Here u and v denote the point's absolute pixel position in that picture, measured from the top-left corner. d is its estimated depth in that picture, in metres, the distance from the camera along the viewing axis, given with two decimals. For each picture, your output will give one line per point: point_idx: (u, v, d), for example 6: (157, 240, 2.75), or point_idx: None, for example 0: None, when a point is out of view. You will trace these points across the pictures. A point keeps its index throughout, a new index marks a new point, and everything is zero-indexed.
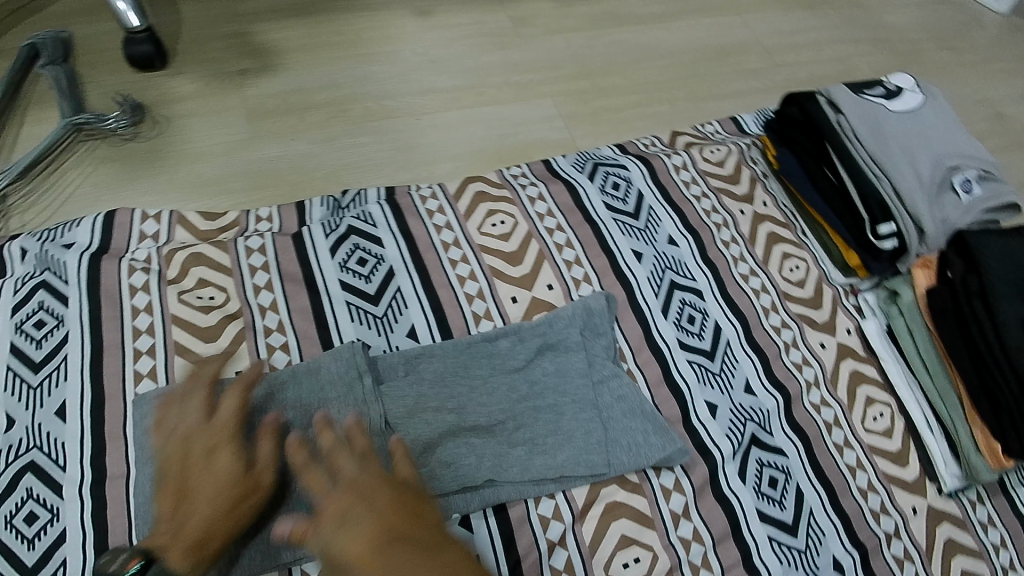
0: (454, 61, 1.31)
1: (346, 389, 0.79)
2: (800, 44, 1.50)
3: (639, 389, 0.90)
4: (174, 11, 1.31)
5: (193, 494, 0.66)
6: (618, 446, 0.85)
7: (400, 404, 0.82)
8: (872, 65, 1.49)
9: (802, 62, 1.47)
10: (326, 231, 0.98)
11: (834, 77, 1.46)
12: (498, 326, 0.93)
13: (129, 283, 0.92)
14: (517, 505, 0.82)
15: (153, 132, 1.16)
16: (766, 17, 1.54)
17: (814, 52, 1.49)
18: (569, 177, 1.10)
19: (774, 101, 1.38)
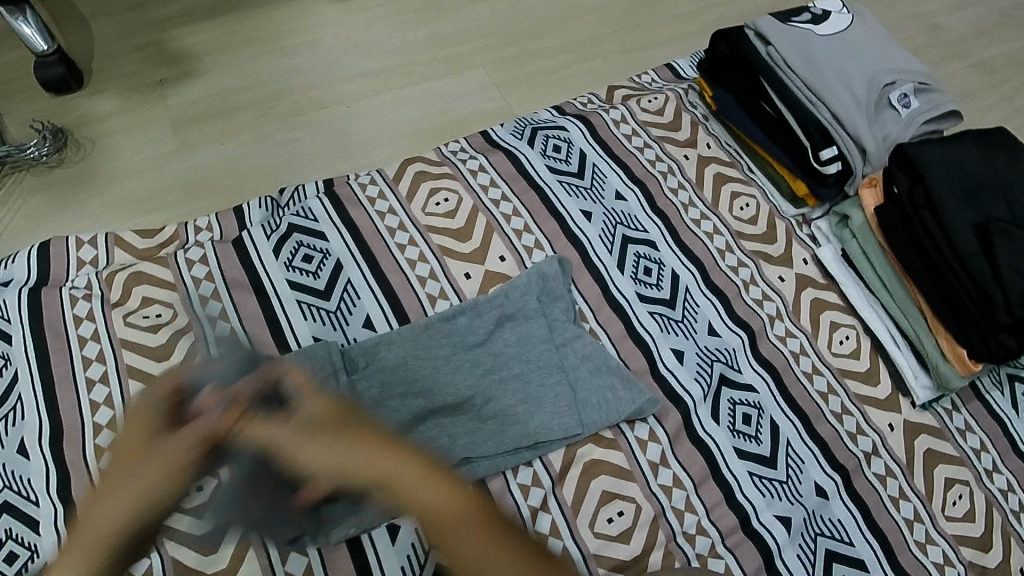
0: (380, 43, 1.28)
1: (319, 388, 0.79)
2: None
3: (602, 345, 0.90)
4: (83, 28, 1.26)
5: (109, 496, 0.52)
6: (588, 406, 0.85)
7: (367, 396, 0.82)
8: None
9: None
10: (267, 233, 0.96)
11: (762, 11, 1.45)
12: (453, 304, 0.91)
13: (73, 313, 0.89)
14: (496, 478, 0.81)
15: (79, 156, 1.12)
16: None
17: None
18: (508, 145, 1.08)
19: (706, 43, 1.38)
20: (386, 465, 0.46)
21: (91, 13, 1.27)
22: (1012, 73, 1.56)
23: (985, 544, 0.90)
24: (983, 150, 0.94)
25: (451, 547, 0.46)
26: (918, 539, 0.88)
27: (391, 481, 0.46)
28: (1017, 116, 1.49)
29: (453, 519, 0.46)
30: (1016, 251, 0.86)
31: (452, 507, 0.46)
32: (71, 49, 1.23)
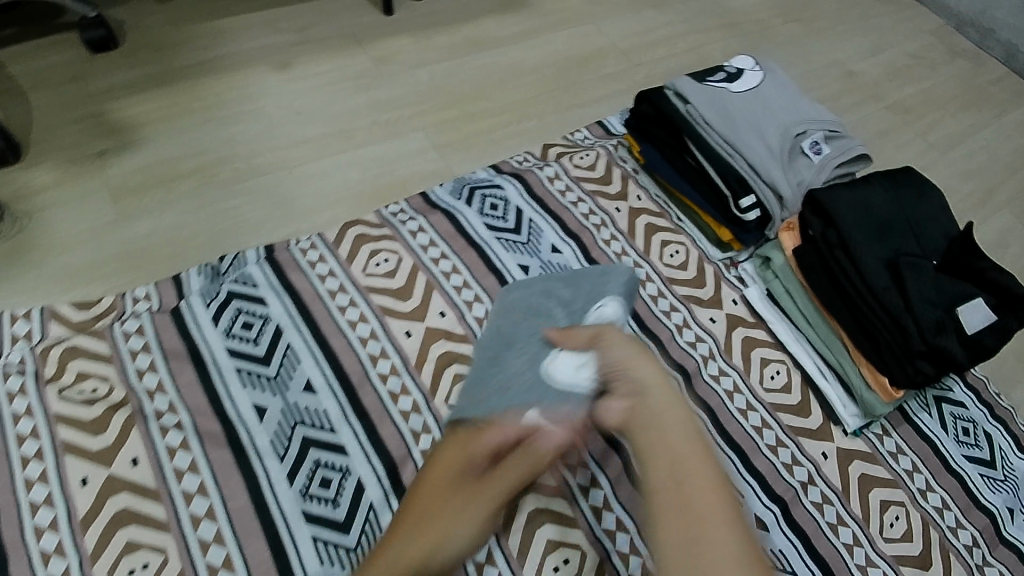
0: (320, 110, 1.33)
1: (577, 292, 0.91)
2: (642, 44, 1.66)
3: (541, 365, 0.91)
4: (23, 101, 1.26)
5: (443, 509, 0.74)
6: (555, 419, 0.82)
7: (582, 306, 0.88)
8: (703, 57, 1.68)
9: (648, 61, 1.62)
10: (206, 301, 0.96)
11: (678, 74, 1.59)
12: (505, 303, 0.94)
13: (5, 389, 0.87)
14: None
15: (15, 229, 1.11)
16: (606, 25, 1.69)
17: (653, 51, 1.65)
18: (447, 205, 1.11)
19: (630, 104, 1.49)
20: (655, 379, 0.69)
21: (30, 86, 1.29)
22: (921, 113, 1.68)
23: (924, 562, 0.92)
24: (889, 188, 1.00)
25: (669, 437, 0.64)
26: (859, 563, 0.90)
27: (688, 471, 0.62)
28: (928, 153, 1.59)
29: (713, 508, 0.59)
30: (924, 282, 0.91)
31: (720, 499, 0.60)
32: (8, 122, 1.23)
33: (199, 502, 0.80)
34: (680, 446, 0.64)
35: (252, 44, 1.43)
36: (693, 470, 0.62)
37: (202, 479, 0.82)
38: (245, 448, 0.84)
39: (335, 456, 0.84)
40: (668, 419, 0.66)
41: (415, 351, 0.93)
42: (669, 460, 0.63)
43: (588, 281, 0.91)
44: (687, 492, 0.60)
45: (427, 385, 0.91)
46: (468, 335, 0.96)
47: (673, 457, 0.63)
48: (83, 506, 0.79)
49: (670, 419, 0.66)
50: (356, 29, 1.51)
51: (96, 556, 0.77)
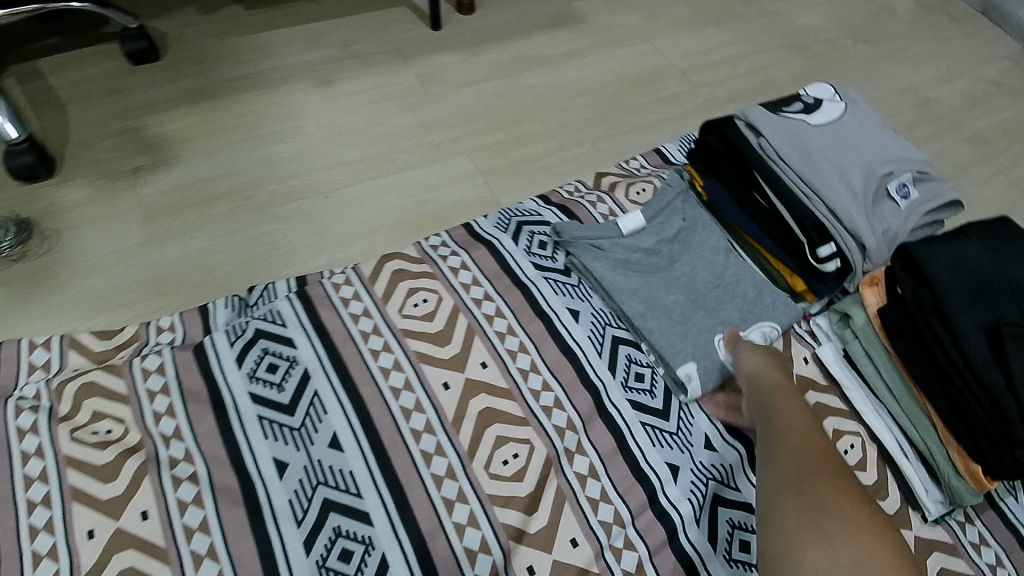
0: (361, 130, 1.28)
1: (758, 292, 0.96)
2: (702, 64, 1.56)
3: (662, 296, 0.95)
4: (61, 112, 1.23)
5: None
6: (644, 320, 0.92)
7: (748, 307, 0.95)
8: (770, 77, 1.57)
9: (710, 82, 1.52)
10: (230, 338, 0.90)
11: (741, 98, 1.49)
12: (677, 230, 1.03)
13: (17, 426, 0.82)
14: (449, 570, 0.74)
15: (43, 249, 1.06)
16: (663, 42, 1.60)
17: (715, 71, 1.55)
18: (491, 239, 1.04)
19: (686, 127, 1.40)
20: (787, 390, 0.80)
21: (69, 98, 1.25)
22: (1005, 146, 1.54)
23: None
24: (989, 245, 0.88)
25: (789, 426, 0.74)
26: None
27: (803, 441, 0.71)
28: (1015, 190, 1.45)
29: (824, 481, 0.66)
30: None
31: (837, 484, 0.66)
32: (44, 135, 1.19)
33: (208, 566, 0.73)
34: (795, 436, 0.73)
35: (294, 60, 1.39)
36: (804, 454, 0.70)
37: (213, 541, 0.74)
38: (262, 509, 0.77)
39: (357, 524, 0.76)
40: (790, 413, 0.76)
41: (452, 408, 0.85)
42: (781, 441, 0.73)
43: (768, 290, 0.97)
44: (792, 464, 0.69)
45: (464, 446, 0.82)
46: (510, 390, 0.87)
47: (788, 443, 0.72)
48: (86, 562, 0.73)
49: (783, 405, 0.77)
50: (402, 46, 1.46)
51: None
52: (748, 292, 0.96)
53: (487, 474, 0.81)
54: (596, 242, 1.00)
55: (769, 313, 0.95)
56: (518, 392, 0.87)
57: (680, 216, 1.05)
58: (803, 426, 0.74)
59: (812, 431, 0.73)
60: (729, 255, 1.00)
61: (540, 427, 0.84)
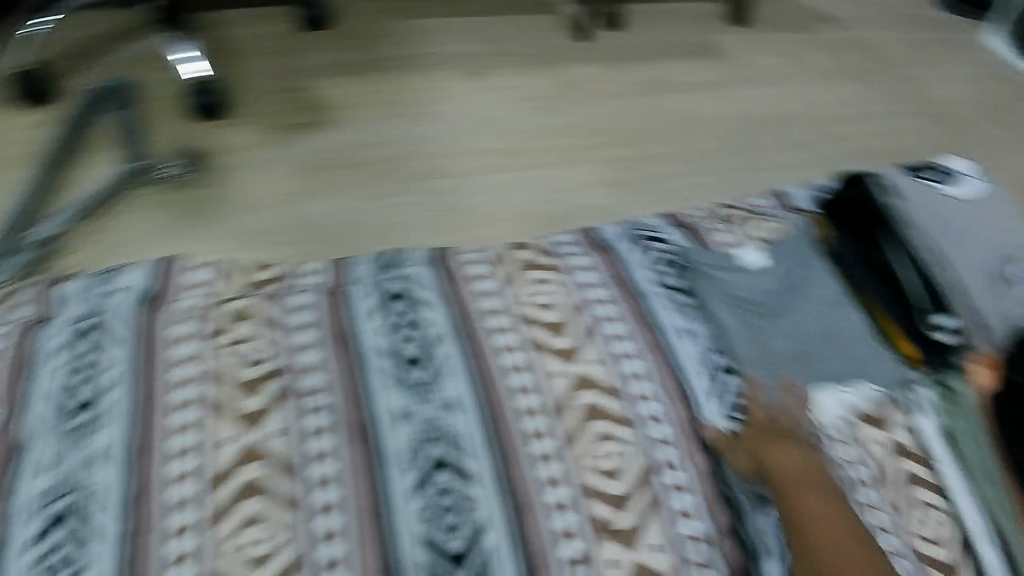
0: (500, 124, 1.36)
1: (860, 350, 1.00)
2: (835, 114, 1.57)
3: (765, 337, 1.01)
4: (236, 64, 1.35)
5: None
6: (744, 355, 0.99)
7: (847, 365, 0.99)
8: (902, 138, 1.56)
9: (840, 133, 1.53)
10: (375, 292, 1.01)
11: (869, 154, 1.49)
12: (794, 275, 1.07)
13: (176, 333, 0.91)
14: (539, 541, 0.82)
15: (211, 180, 1.16)
16: (798, 86, 1.61)
17: (847, 123, 1.56)
18: (615, 248, 1.12)
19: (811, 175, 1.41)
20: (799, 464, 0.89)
21: (245, 52, 1.38)
22: None
23: None
24: None
25: (803, 510, 0.84)
26: None
27: (822, 531, 0.82)
28: None
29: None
30: None
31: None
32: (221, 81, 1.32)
33: (333, 488, 0.84)
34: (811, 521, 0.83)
35: (448, 47, 1.49)
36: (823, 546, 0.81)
37: (340, 468, 0.85)
38: (384, 450, 0.87)
39: (461, 481, 0.85)
40: (803, 492, 0.86)
41: (561, 395, 0.93)
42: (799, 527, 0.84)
43: (868, 350, 1.00)
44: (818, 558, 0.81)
45: (567, 433, 0.90)
46: (615, 390, 0.94)
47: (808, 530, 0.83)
48: (220, 464, 0.83)
49: (801, 485, 0.87)
50: (546, 52, 1.54)
51: (219, 520, 0.80)
52: (853, 347, 1.01)
53: (586, 466, 0.88)
54: (713, 273, 1.08)
55: (865, 372, 0.99)
56: (623, 392, 0.93)
57: (797, 260, 1.09)
58: (822, 508, 0.84)
59: (831, 515, 0.84)
60: (842, 307, 1.03)
61: (640, 432, 0.91)
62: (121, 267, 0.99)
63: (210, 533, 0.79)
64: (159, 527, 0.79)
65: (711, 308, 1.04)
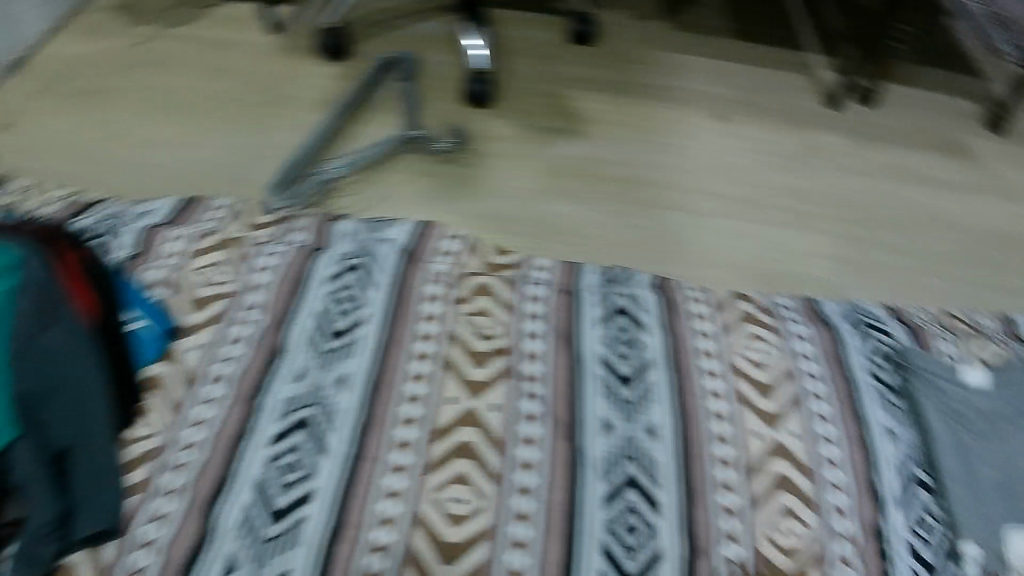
0: (738, 172, 1.36)
1: None
2: None
3: (973, 461, 0.91)
4: (506, 61, 1.45)
5: None
6: (942, 475, 0.91)
7: None
8: None
9: None
10: (601, 303, 1.05)
11: None
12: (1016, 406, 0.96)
13: (427, 291, 1.00)
14: None
15: (469, 162, 1.24)
16: None
17: None
18: (835, 326, 1.09)
19: None
20: None
21: (515, 51, 1.47)
22: None
23: None
24: None
25: None
26: None
27: None
28: None
29: None
30: None
31: None
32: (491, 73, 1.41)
33: (530, 473, 0.87)
34: None
35: (698, 86, 1.51)
36: None
37: (541, 458, 0.89)
38: (582, 454, 0.89)
39: (648, 507, 0.86)
40: None
41: (754, 456, 0.92)
42: None
43: None
44: None
45: (756, 493, 0.89)
46: (810, 467, 0.91)
47: None
48: (443, 419, 0.90)
49: None
50: (794, 113, 1.52)
51: (432, 469, 0.86)
52: None
53: (767, 538, 0.86)
54: (932, 379, 0.99)
55: None
56: (816, 473, 0.91)
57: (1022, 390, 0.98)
58: None
59: None
60: None
61: (823, 521, 0.87)
62: (387, 219, 1.09)
63: (420, 479, 0.85)
64: (382, 460, 0.85)
65: (924, 413, 0.96)
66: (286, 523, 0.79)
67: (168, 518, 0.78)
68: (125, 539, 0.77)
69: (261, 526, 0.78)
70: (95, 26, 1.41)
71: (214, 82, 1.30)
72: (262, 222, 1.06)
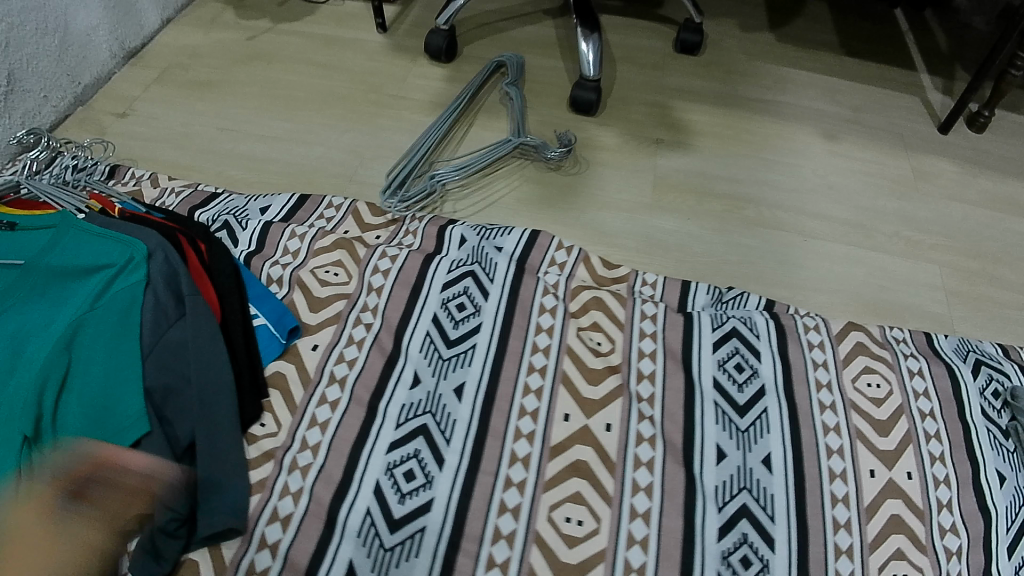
0: (848, 195, 1.31)
1: None
2: None
3: None
4: (612, 69, 1.43)
5: None
6: None
7: None
8: None
9: None
10: (713, 324, 1.01)
11: None
12: None
13: (541, 302, 0.99)
14: None
15: (574, 171, 1.22)
16: None
17: None
18: (950, 361, 1.02)
19: None
20: None
21: (621, 59, 1.45)
22: None
23: None
24: None
25: None
26: None
27: None
28: None
29: None
30: None
31: None
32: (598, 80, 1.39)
33: (641, 498, 0.84)
34: None
35: (806, 102, 1.46)
36: None
37: (653, 481, 0.86)
38: (694, 480, 0.86)
39: (762, 542, 0.83)
40: None
41: (869, 497, 0.87)
42: None
43: None
44: None
45: (869, 537, 0.84)
46: (926, 512, 0.86)
47: None
48: (557, 437, 0.88)
49: None
50: (906, 135, 1.45)
51: (547, 486, 0.84)
52: None
53: None
54: None
55: None
56: (932, 518, 0.86)
57: None
58: None
59: None
60: None
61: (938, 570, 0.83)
62: (500, 226, 1.08)
63: (534, 496, 0.83)
64: (497, 473, 0.84)
65: None
66: (405, 531, 0.78)
67: (290, 520, 0.78)
68: (249, 537, 0.77)
69: (380, 535, 0.78)
70: (208, 17, 1.43)
71: (324, 78, 1.31)
72: (372, 222, 1.07)
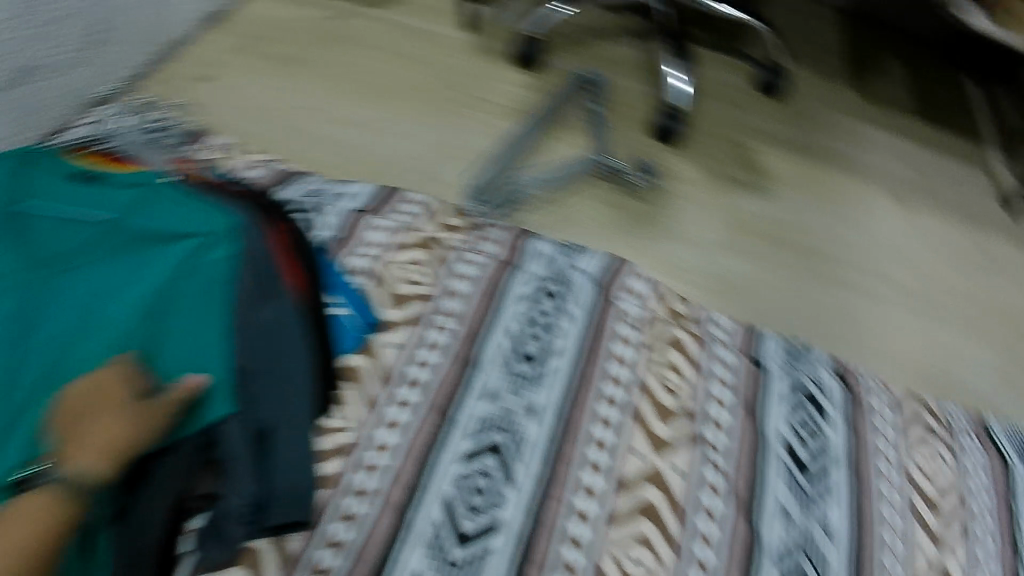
0: (914, 262, 1.30)
1: None
2: None
3: None
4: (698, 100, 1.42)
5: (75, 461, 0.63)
6: None
7: None
8: None
9: None
10: (785, 381, 1.00)
11: None
12: None
13: (619, 331, 0.98)
14: None
15: (652, 200, 1.21)
16: None
17: None
18: (1004, 451, 1.01)
19: None
20: None
21: (707, 91, 1.44)
22: None
23: None
24: None
25: None
26: None
27: None
28: None
29: None
30: None
31: None
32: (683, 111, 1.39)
33: (702, 547, 0.82)
34: None
35: (882, 161, 1.46)
36: None
37: (716, 532, 0.83)
38: (754, 535, 0.84)
39: None
40: None
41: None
42: None
43: None
44: None
45: None
46: None
47: None
48: (627, 473, 0.86)
49: None
50: (973, 209, 1.45)
51: (614, 522, 0.83)
52: None
53: None
54: None
55: None
56: None
57: None
58: None
59: None
60: None
61: None
62: (581, 246, 1.08)
63: (598, 531, 0.81)
64: (565, 501, 0.83)
65: None
66: (472, 549, 0.77)
67: (359, 520, 0.77)
68: (313, 532, 0.76)
69: (448, 548, 0.77)
70: None
71: (406, 71, 1.28)
72: (451, 224, 1.05)
